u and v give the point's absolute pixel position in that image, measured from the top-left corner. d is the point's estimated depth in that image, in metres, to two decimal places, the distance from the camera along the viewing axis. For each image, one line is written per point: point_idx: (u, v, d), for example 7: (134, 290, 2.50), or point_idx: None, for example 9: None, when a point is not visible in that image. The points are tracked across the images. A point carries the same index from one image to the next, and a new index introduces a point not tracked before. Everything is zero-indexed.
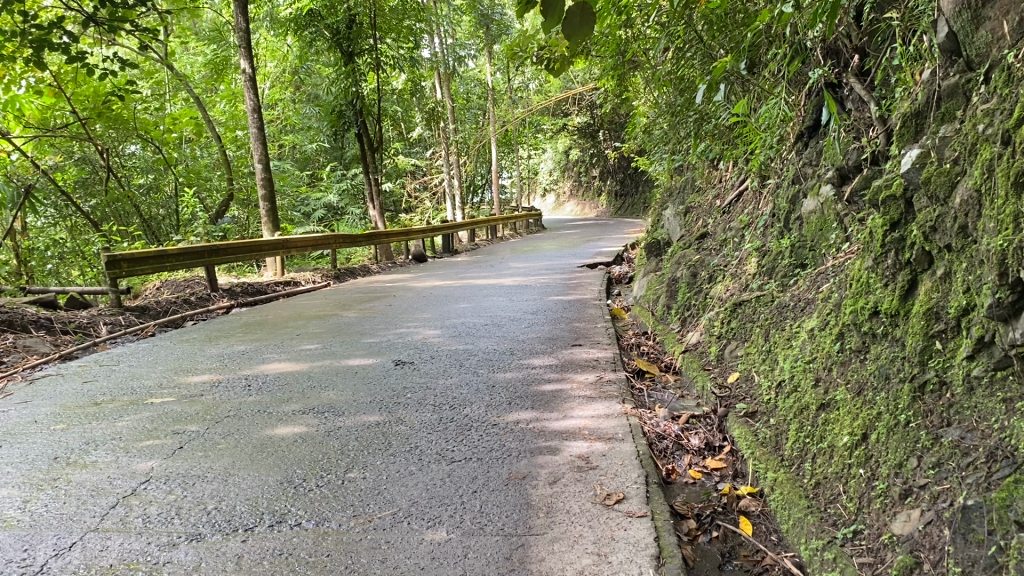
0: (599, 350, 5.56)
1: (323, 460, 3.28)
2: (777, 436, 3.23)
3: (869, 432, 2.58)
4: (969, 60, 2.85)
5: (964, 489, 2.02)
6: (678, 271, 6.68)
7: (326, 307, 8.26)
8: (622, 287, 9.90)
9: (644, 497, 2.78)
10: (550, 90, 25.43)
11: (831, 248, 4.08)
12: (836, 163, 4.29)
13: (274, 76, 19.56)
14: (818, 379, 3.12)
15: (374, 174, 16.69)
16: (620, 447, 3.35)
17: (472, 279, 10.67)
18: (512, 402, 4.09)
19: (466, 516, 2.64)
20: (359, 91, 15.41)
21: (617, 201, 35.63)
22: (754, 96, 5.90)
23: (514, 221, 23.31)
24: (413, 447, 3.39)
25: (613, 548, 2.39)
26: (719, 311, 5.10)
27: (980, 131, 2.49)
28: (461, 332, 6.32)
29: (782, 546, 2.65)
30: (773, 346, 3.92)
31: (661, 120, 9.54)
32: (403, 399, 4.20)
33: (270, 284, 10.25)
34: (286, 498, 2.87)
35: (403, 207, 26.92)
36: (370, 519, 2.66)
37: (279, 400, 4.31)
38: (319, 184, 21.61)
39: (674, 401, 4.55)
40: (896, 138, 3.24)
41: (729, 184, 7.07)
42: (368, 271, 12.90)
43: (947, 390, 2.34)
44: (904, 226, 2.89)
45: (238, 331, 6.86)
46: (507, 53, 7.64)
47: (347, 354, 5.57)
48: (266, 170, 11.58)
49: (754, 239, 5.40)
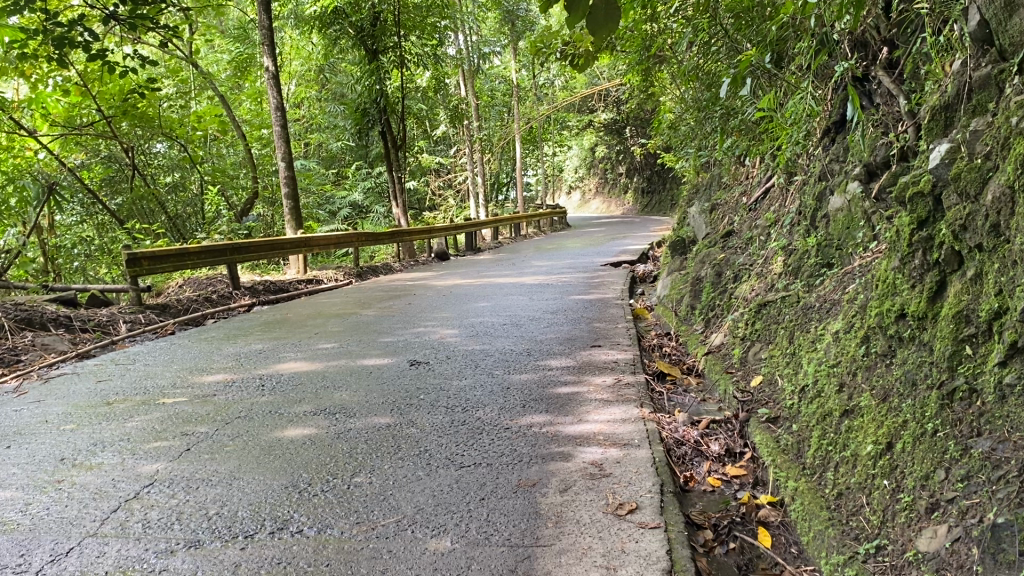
0: (620, 351, 5.44)
1: (330, 463, 3.21)
2: (799, 443, 3.11)
3: (894, 441, 2.46)
4: (1001, 50, 2.70)
5: (995, 505, 1.90)
6: (703, 271, 6.54)
7: (347, 306, 8.22)
8: (646, 286, 9.77)
9: (659, 507, 2.67)
10: (576, 87, 25.24)
11: (858, 247, 3.94)
12: (863, 158, 4.15)
13: (300, 73, 19.58)
14: (842, 384, 3.00)
15: (398, 171, 16.63)
16: (635, 453, 3.24)
17: (495, 277, 10.60)
18: (527, 404, 4.01)
19: (472, 525, 2.56)
20: (383, 88, 15.35)
21: (644, 198, 35.32)
22: (780, 91, 5.76)
23: (538, 219, 23.18)
24: (423, 451, 3.31)
25: (623, 562, 2.29)
26: (743, 312, 4.97)
27: (1014, 125, 2.35)
28: (480, 332, 6.23)
29: (802, 560, 2.54)
30: (797, 349, 3.79)
31: (687, 116, 9.35)
32: (416, 400, 4.12)
33: (292, 282, 10.23)
34: (290, 504, 2.80)
35: (427, 205, 26.88)
36: (373, 527, 2.58)
37: (292, 400, 4.26)
38: (344, 182, 21.62)
39: (695, 404, 4.43)
40: (925, 133, 3.11)
41: (756, 181, 6.91)
42: (391, 269, 12.85)
43: (977, 399, 2.21)
44: (932, 224, 2.76)
45: (257, 329, 6.82)
46: (530, 48, 7.52)
47: (363, 353, 5.51)
48: (290, 169, 11.58)
49: (780, 237, 5.26)
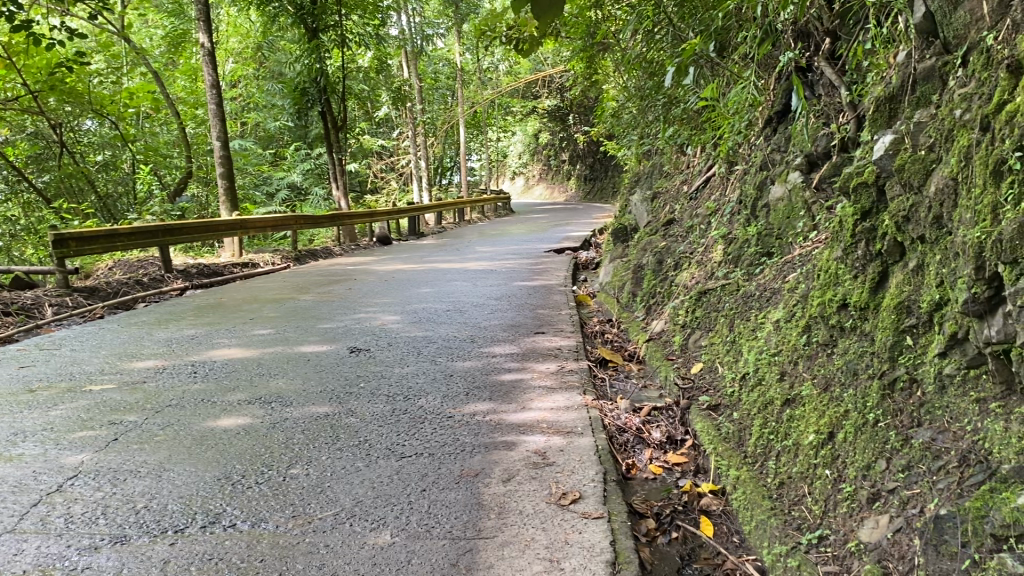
0: (562, 338, 5.41)
1: (265, 454, 3.11)
2: (740, 432, 3.11)
3: (835, 431, 2.47)
4: (946, 42, 2.72)
5: (935, 495, 1.92)
6: (644, 258, 6.54)
7: (283, 290, 8.03)
8: (588, 273, 9.77)
9: (602, 497, 2.64)
10: (520, 72, 25.09)
11: (798, 236, 3.98)
12: (804, 149, 4.19)
13: (237, 51, 19.07)
14: (783, 373, 3.01)
15: (338, 153, 16.33)
16: (579, 441, 3.21)
17: (437, 262, 10.49)
18: (470, 393, 3.95)
19: (413, 517, 2.49)
20: (323, 67, 15.01)
21: (587, 185, 35.41)
22: (723, 81, 5.79)
23: (481, 204, 23.05)
24: (362, 441, 3.23)
25: (567, 554, 2.25)
26: (684, 299, 4.98)
27: (957, 117, 2.37)
28: (422, 318, 6.13)
29: (743, 549, 2.54)
30: (738, 337, 3.80)
31: (630, 105, 9.36)
32: (356, 389, 4.03)
33: (227, 266, 9.96)
34: (222, 497, 2.69)
35: (369, 188, 26.49)
36: (309, 520, 2.50)
37: (225, 388, 4.12)
38: (281, 163, 21.16)
39: (636, 391, 4.42)
40: (869, 123, 3.12)
41: (697, 170, 6.95)
42: (331, 253, 12.62)
43: (918, 388, 2.24)
44: (875, 215, 2.78)
45: (190, 314, 6.61)
46: (475, 31, 7.42)
47: (301, 339, 5.37)
48: (225, 149, 11.26)
49: (721, 226, 5.29)
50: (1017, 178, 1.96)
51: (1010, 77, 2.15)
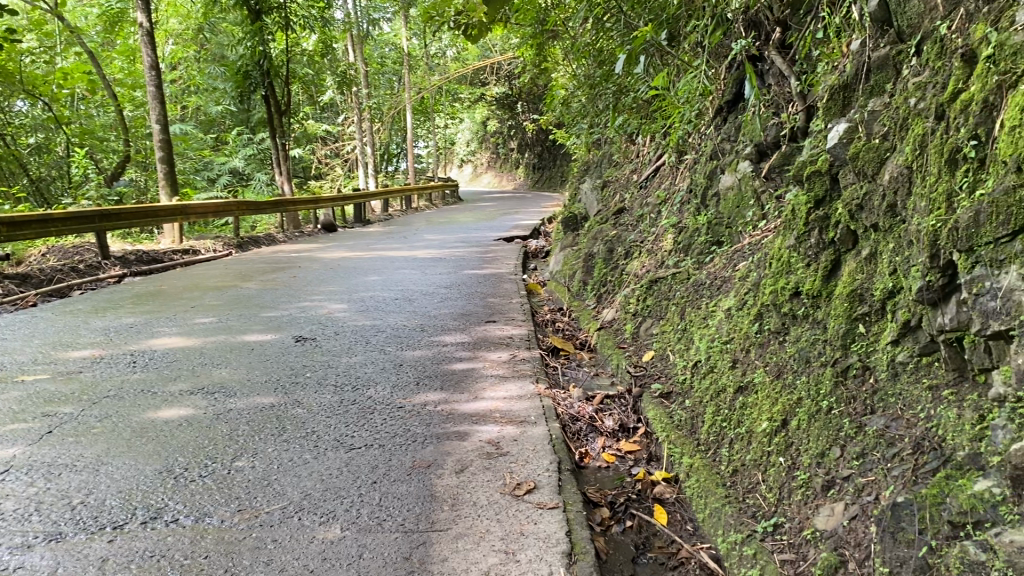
0: (514, 327, 5.37)
1: (209, 446, 3.00)
2: (692, 419, 3.11)
3: (788, 419, 2.47)
4: (900, 31, 2.75)
5: (890, 482, 1.93)
6: (595, 247, 6.53)
7: (226, 278, 7.84)
8: (538, 262, 9.74)
9: (557, 486, 2.61)
10: (468, 59, 24.88)
11: (748, 225, 4.00)
12: (754, 138, 4.21)
13: (176, 33, 18.54)
14: (735, 361, 3.01)
15: (281, 138, 16.01)
16: (532, 430, 3.17)
17: (384, 250, 10.35)
18: (420, 382, 3.89)
19: (364, 510, 2.43)
20: (267, 51, 14.68)
21: (536, 174, 35.38)
22: (673, 70, 5.80)
23: (429, 192, 22.84)
24: (310, 432, 3.14)
25: (522, 545, 2.21)
26: (635, 288, 4.97)
27: (912, 106, 2.39)
28: (370, 306, 6.04)
29: (698, 537, 2.53)
30: (689, 324, 3.81)
31: (579, 94, 9.33)
32: (303, 379, 3.94)
33: (167, 253, 9.69)
34: (163, 491, 2.59)
35: (313, 173, 26.07)
36: (256, 514, 2.42)
37: (166, 378, 3.99)
38: (223, 147, 20.68)
39: (589, 379, 4.40)
40: (822, 111, 3.13)
41: (647, 159, 6.95)
42: (274, 240, 12.38)
43: (871, 375, 2.25)
44: (829, 204, 2.78)
45: (128, 302, 6.40)
46: (423, 16, 7.31)
47: (244, 328, 5.24)
48: (164, 132, 10.93)
49: (671, 215, 5.30)
50: (972, 166, 1.98)
51: (965, 66, 2.17)
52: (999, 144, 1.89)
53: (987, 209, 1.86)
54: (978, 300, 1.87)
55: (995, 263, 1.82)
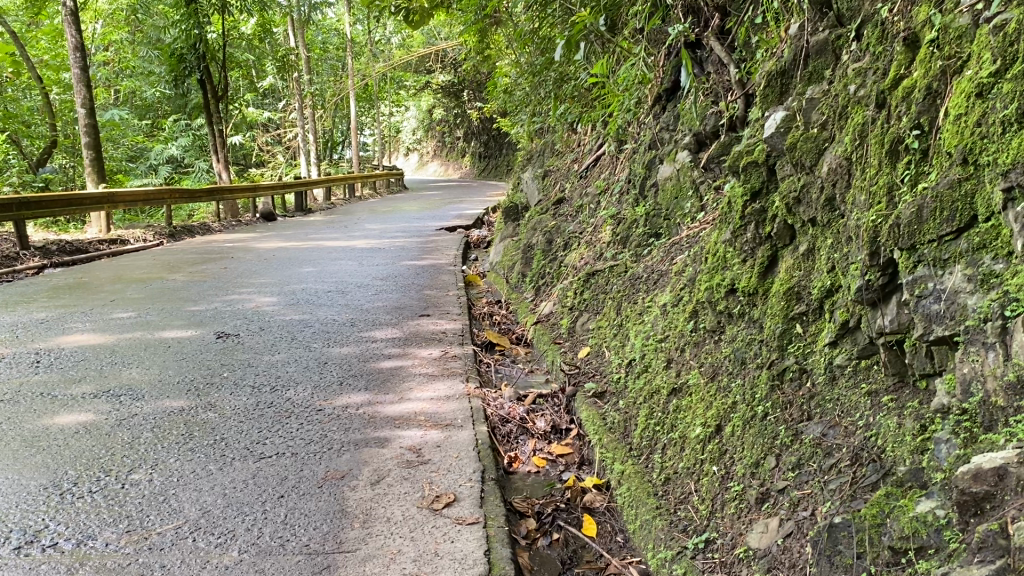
0: (448, 321, 5.18)
1: (104, 457, 2.76)
2: (625, 421, 2.96)
3: (723, 424, 2.32)
4: (839, 15, 2.63)
5: (827, 497, 1.79)
6: (534, 237, 6.35)
7: (152, 269, 7.48)
8: (479, 252, 9.55)
9: (479, 499, 2.44)
10: (412, 45, 24.39)
11: (685, 217, 3.87)
12: (693, 128, 4.09)
13: (107, 14, 17.81)
14: (670, 360, 2.87)
15: (218, 124, 15.49)
16: (457, 436, 2.99)
17: (321, 241, 10.03)
18: (344, 382, 3.68)
19: (266, 530, 2.23)
20: (202, 34, 14.12)
21: (482, 162, 35.01)
22: (613, 57, 5.64)
23: (373, 180, 22.42)
24: (218, 439, 2.92)
25: (437, 568, 2.03)
26: (573, 281, 4.82)
27: (852, 93, 2.26)
28: (300, 300, 5.80)
29: (627, 550, 2.39)
30: (625, 320, 3.66)
31: (521, 81, 9.14)
32: (218, 379, 3.70)
33: (92, 242, 9.23)
34: (45, 510, 2.35)
35: (253, 160, 25.42)
36: (147, 536, 2.19)
37: (70, 380, 3.71)
38: (158, 134, 19.98)
39: (523, 377, 4.23)
40: (760, 99, 3.00)
41: (587, 148, 6.80)
42: (208, 229, 11.94)
43: (808, 379, 2.12)
44: (766, 195, 2.64)
45: (42, 295, 6.03)
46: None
47: (163, 324, 4.95)
48: (90, 116, 10.42)
49: (610, 205, 5.16)
50: (914, 158, 1.85)
51: (907, 51, 2.04)
52: (943, 135, 1.76)
53: (930, 204, 1.73)
54: (921, 303, 1.74)
55: (939, 263, 1.69)
